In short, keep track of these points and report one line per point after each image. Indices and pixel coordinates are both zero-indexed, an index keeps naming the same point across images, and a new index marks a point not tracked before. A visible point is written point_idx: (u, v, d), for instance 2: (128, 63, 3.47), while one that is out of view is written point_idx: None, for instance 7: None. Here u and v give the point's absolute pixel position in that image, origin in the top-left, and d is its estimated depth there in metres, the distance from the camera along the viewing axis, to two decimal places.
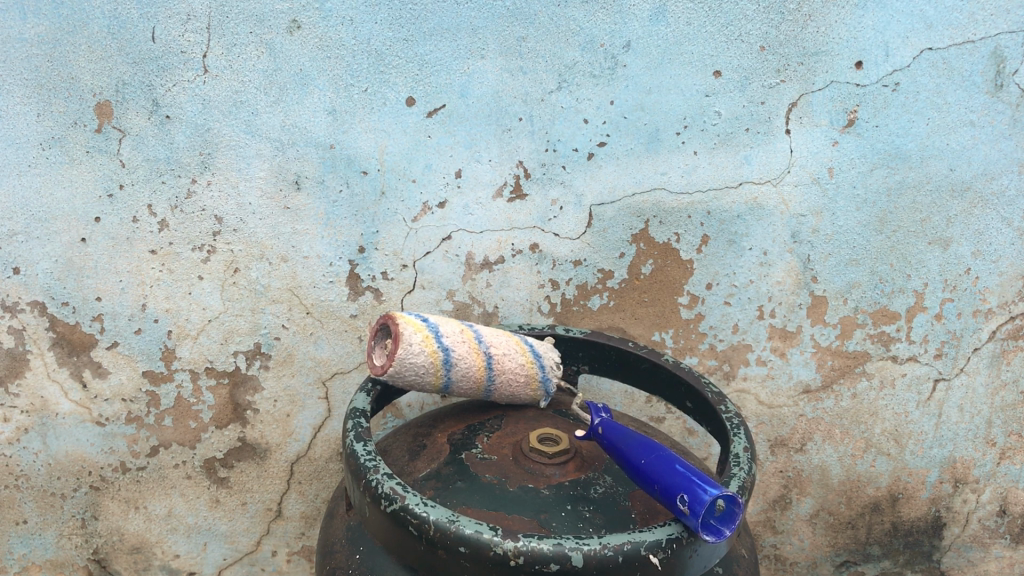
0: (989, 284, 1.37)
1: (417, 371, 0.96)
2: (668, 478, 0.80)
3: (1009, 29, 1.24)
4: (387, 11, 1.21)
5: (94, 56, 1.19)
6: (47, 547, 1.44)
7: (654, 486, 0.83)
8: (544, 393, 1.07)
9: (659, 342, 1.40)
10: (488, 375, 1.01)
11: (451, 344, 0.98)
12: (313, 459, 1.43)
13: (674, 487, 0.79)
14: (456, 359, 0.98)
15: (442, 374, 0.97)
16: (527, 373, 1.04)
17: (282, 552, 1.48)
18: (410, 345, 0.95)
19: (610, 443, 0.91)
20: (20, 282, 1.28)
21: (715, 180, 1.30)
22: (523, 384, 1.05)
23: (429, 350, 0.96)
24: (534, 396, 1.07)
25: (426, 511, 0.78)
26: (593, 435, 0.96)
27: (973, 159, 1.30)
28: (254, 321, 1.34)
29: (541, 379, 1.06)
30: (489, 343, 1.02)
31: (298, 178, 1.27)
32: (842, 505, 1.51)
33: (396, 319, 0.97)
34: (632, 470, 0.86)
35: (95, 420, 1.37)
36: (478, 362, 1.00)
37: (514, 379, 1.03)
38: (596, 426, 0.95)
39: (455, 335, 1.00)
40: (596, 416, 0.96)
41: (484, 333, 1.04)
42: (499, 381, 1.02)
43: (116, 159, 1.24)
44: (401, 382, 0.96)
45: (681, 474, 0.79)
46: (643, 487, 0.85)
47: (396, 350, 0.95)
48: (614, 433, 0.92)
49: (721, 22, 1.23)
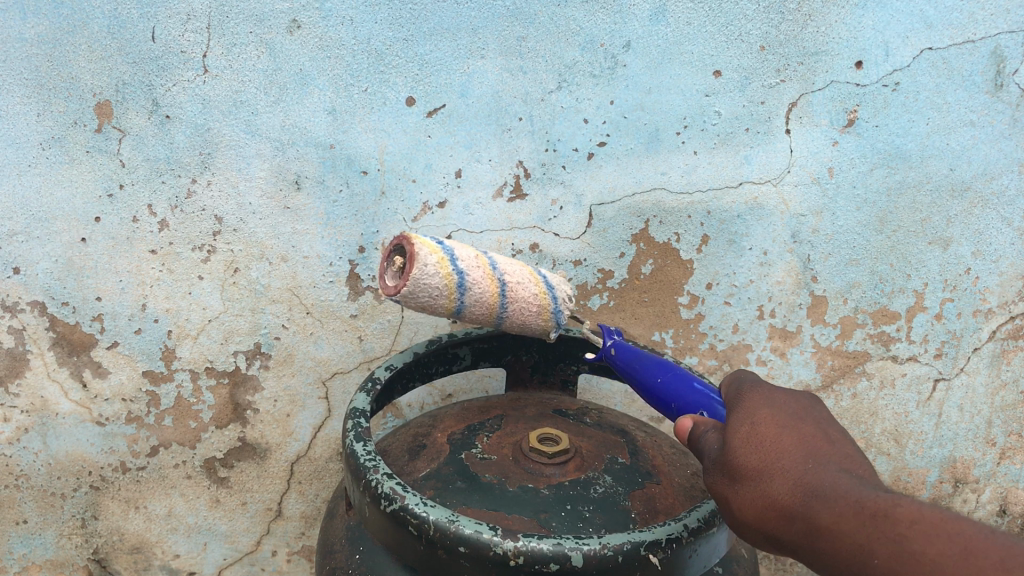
0: (989, 284, 1.37)
1: (432, 293, 0.87)
2: (685, 396, 0.86)
3: (1009, 29, 1.24)
4: (388, 11, 1.21)
5: (94, 56, 1.19)
6: (47, 547, 1.44)
7: (670, 404, 0.89)
8: (555, 324, 1.01)
9: (659, 342, 1.40)
10: (502, 303, 0.93)
11: (467, 268, 0.90)
12: (313, 459, 1.43)
13: (694, 404, 0.85)
14: (471, 284, 0.89)
15: (456, 298, 0.89)
16: (541, 305, 0.97)
17: (282, 552, 1.48)
18: (426, 267, 0.85)
19: (625, 364, 0.95)
20: (20, 282, 1.28)
21: (715, 180, 1.30)
22: (536, 315, 0.98)
23: (445, 273, 0.87)
24: (545, 327, 1.00)
25: (426, 511, 0.78)
26: (604, 356, 1.00)
27: (973, 159, 1.30)
28: (254, 321, 1.34)
29: (555, 312, 0.99)
30: (503, 270, 0.95)
31: (298, 178, 1.27)
32: None
33: (412, 240, 0.87)
34: (648, 388, 0.92)
35: (95, 420, 1.37)
36: (493, 289, 0.92)
37: (529, 310, 0.96)
38: (608, 347, 1.00)
39: (470, 259, 0.91)
40: (608, 338, 1.00)
41: (497, 259, 0.96)
42: (514, 311, 0.94)
43: (117, 159, 1.23)
44: (413, 302, 0.88)
45: (700, 392, 0.85)
46: (657, 404, 0.91)
47: (410, 270, 0.85)
48: (628, 352, 0.96)
49: (721, 22, 1.23)
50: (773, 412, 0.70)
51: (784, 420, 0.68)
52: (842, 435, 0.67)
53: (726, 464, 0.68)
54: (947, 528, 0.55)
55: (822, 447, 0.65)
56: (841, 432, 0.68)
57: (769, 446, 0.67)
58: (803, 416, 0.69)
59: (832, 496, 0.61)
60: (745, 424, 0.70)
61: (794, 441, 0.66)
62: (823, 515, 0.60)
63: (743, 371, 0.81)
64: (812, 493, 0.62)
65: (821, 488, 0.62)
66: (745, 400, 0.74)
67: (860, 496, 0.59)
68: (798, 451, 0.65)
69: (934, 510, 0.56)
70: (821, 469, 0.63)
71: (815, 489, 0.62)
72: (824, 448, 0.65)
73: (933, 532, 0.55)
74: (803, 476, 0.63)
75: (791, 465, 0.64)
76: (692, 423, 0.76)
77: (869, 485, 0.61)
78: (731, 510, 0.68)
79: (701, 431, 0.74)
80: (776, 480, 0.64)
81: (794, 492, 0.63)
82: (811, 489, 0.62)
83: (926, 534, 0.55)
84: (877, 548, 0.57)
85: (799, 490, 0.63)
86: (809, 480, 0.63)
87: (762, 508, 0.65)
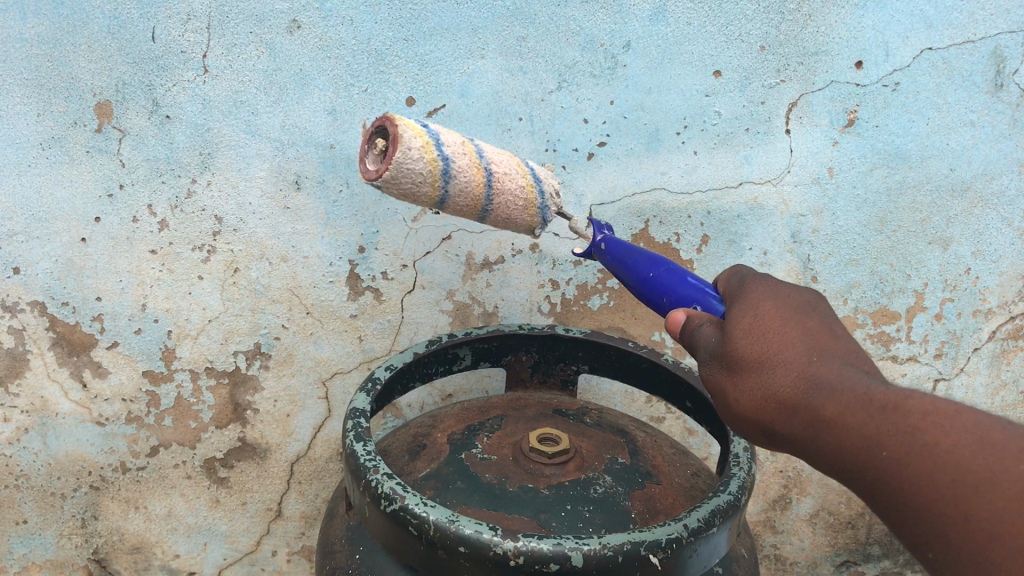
0: (989, 284, 1.37)
1: (415, 180, 0.78)
2: (679, 290, 0.83)
3: (1009, 29, 1.24)
4: (388, 11, 1.21)
5: (94, 56, 1.18)
6: (47, 547, 1.44)
7: (661, 298, 0.85)
8: (540, 222, 0.94)
9: (659, 342, 1.42)
10: (489, 195, 0.85)
11: (453, 154, 0.81)
12: (314, 459, 1.43)
13: (687, 298, 0.81)
14: (457, 171, 0.81)
15: (440, 187, 0.80)
16: (527, 198, 0.90)
17: (282, 552, 1.49)
18: (410, 151, 0.76)
19: (617, 257, 0.92)
20: (20, 282, 1.28)
21: (715, 180, 1.30)
22: (522, 210, 0.90)
23: (430, 159, 0.78)
24: (531, 224, 0.94)
25: (425, 511, 0.78)
26: (593, 251, 0.97)
27: (973, 159, 1.30)
28: (254, 321, 1.34)
29: (541, 207, 0.92)
30: (490, 160, 0.86)
31: (298, 178, 1.27)
32: (842, 506, 1.52)
33: (393, 121, 0.78)
34: (639, 282, 0.88)
35: (95, 420, 1.37)
36: (479, 178, 0.84)
37: (515, 203, 0.89)
38: (598, 243, 0.96)
39: (457, 145, 0.83)
40: (599, 233, 0.97)
41: (484, 147, 0.87)
42: (500, 204, 0.87)
43: (116, 159, 1.23)
44: (394, 189, 0.79)
45: (693, 286, 0.82)
46: (648, 298, 0.87)
47: (393, 154, 0.76)
48: (618, 247, 0.93)
49: (721, 22, 1.23)
50: (777, 308, 0.69)
51: (788, 315, 0.67)
52: (845, 330, 0.67)
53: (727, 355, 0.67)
54: (960, 420, 0.56)
55: (827, 341, 0.65)
56: (843, 327, 0.67)
57: (772, 340, 0.66)
58: (807, 311, 0.68)
59: (839, 387, 0.60)
60: (746, 315, 0.69)
61: (799, 335, 0.65)
62: (831, 406, 0.60)
63: (744, 266, 0.80)
64: (818, 385, 0.61)
65: (828, 379, 0.61)
66: (746, 297, 0.72)
67: (869, 388, 0.60)
68: (802, 344, 0.64)
69: (945, 403, 0.58)
70: (827, 362, 0.63)
71: (820, 382, 0.61)
72: (828, 343, 0.65)
73: (946, 423, 0.56)
74: (807, 367, 0.63)
75: (794, 356, 0.64)
76: (686, 316, 0.75)
77: (874, 378, 0.61)
78: (726, 403, 0.68)
79: (697, 324, 0.73)
80: (779, 372, 0.64)
81: (797, 383, 0.62)
82: (816, 380, 0.62)
83: (938, 425, 0.56)
84: (886, 438, 0.58)
85: (804, 381, 0.62)
86: (813, 371, 0.62)
87: (763, 400, 0.64)
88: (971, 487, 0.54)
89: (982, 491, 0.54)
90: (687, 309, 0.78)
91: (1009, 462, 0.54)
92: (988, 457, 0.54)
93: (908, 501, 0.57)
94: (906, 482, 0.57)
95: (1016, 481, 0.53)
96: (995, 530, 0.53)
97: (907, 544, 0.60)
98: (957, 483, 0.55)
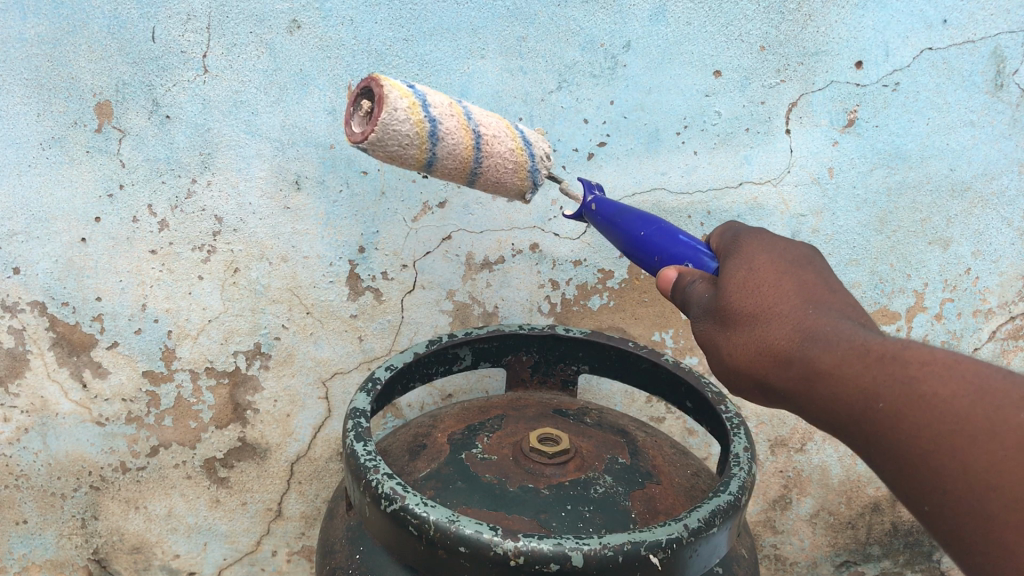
0: (989, 284, 1.38)
1: (401, 141, 0.78)
2: (671, 248, 0.83)
3: (1009, 29, 1.24)
4: (388, 11, 1.20)
5: (94, 56, 1.18)
6: (47, 547, 1.44)
7: (652, 256, 0.85)
8: (530, 185, 0.94)
9: (659, 342, 1.43)
10: (477, 157, 0.85)
11: (439, 115, 0.81)
12: (314, 459, 1.44)
13: (678, 257, 0.82)
14: (443, 133, 0.81)
15: (427, 149, 0.80)
16: (516, 161, 0.90)
17: (283, 552, 1.49)
18: (395, 111, 0.76)
19: (607, 217, 0.91)
20: (20, 282, 1.28)
21: (715, 180, 1.31)
22: (511, 173, 0.90)
23: (416, 120, 0.78)
24: (521, 187, 0.94)
25: (426, 511, 0.78)
26: (585, 213, 0.97)
27: (973, 159, 1.30)
28: (254, 321, 1.34)
29: (530, 169, 0.92)
30: (477, 122, 0.86)
31: (298, 178, 1.27)
32: (842, 506, 1.53)
33: (378, 81, 0.78)
34: (631, 241, 0.87)
35: (95, 420, 1.37)
36: (467, 140, 0.84)
37: (503, 166, 0.89)
38: (589, 203, 0.96)
39: (443, 107, 0.82)
40: (590, 195, 0.97)
41: (472, 109, 0.87)
42: (488, 167, 0.87)
43: (117, 159, 1.23)
44: (379, 152, 0.79)
45: (685, 244, 0.82)
46: (640, 257, 0.87)
47: (378, 114, 0.77)
48: (608, 207, 0.92)
49: (721, 22, 1.23)
50: (772, 261, 0.69)
51: (784, 268, 0.68)
52: (840, 283, 0.68)
53: (722, 310, 0.68)
54: (958, 369, 0.57)
55: (823, 295, 0.66)
56: (837, 280, 0.68)
57: (768, 293, 0.66)
58: (802, 264, 0.69)
59: (836, 339, 0.61)
60: (741, 270, 0.69)
61: (795, 288, 0.66)
62: (827, 358, 0.61)
63: (738, 222, 0.80)
64: (815, 337, 0.62)
65: (824, 332, 0.62)
66: (741, 250, 0.73)
67: (865, 340, 0.61)
68: (798, 298, 0.65)
69: (942, 354, 0.59)
70: (824, 316, 0.64)
71: (817, 334, 0.62)
72: (825, 296, 0.66)
73: (944, 372, 0.58)
74: (803, 320, 0.64)
75: (790, 310, 0.65)
76: (677, 274, 0.76)
77: (870, 331, 0.62)
78: (720, 356, 0.69)
79: (689, 280, 0.74)
80: (775, 325, 0.65)
81: (793, 336, 0.63)
82: (813, 333, 0.63)
83: (936, 375, 0.58)
84: (884, 388, 0.59)
85: (800, 334, 0.63)
86: (809, 324, 0.63)
87: (758, 352, 0.65)
88: (968, 436, 0.55)
89: (978, 440, 0.55)
90: (679, 266, 0.78)
91: (1006, 411, 0.54)
92: (986, 406, 0.55)
93: (903, 451, 0.58)
94: (902, 432, 0.58)
95: (1014, 429, 0.54)
96: (993, 478, 0.54)
97: (899, 495, 0.61)
98: (955, 432, 0.56)
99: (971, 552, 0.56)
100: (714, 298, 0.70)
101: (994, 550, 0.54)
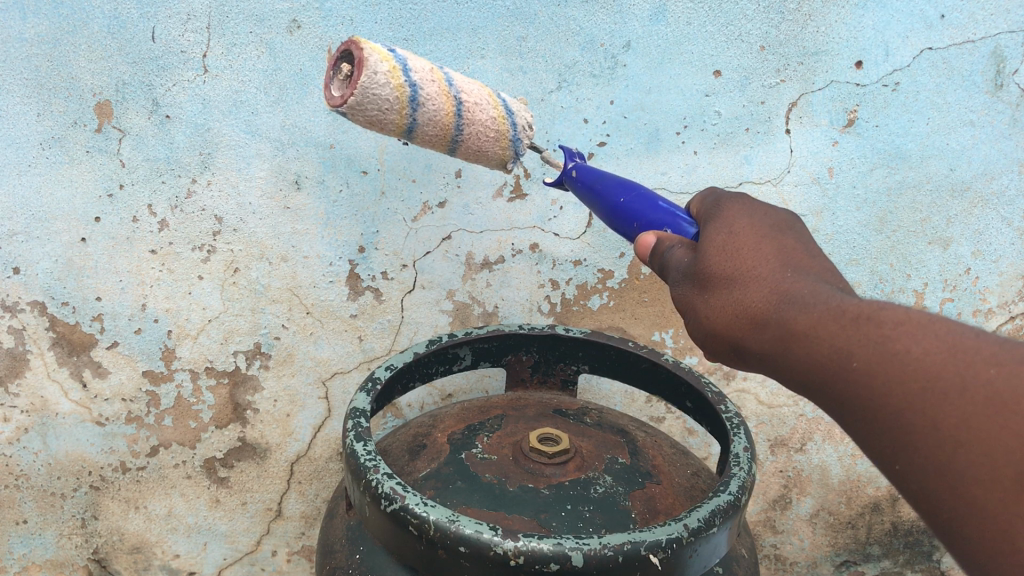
0: (989, 284, 1.38)
1: (381, 106, 0.78)
2: (650, 215, 0.82)
3: (1009, 29, 1.24)
4: (388, 11, 1.20)
5: (94, 56, 1.17)
6: (47, 547, 1.44)
7: (632, 223, 0.85)
8: (512, 155, 0.94)
9: (659, 342, 1.43)
10: (459, 124, 0.85)
11: (420, 81, 0.81)
12: (314, 459, 1.44)
13: (657, 223, 0.81)
14: (424, 99, 0.81)
15: (408, 114, 0.81)
16: (498, 129, 0.89)
17: (282, 552, 1.49)
18: (375, 75, 0.76)
19: (587, 184, 0.92)
20: (20, 282, 1.28)
21: (715, 180, 1.31)
22: (493, 142, 0.90)
23: (396, 84, 0.78)
24: (503, 158, 0.94)
25: (426, 511, 0.78)
26: (565, 179, 0.97)
27: (973, 159, 1.31)
28: (254, 321, 1.34)
29: (512, 139, 0.92)
30: (460, 88, 0.86)
31: (298, 178, 1.27)
32: (842, 506, 1.53)
33: (359, 44, 0.77)
34: (610, 209, 0.87)
35: (95, 420, 1.36)
36: (448, 107, 0.83)
37: (486, 135, 0.88)
38: (570, 170, 0.96)
39: (425, 73, 0.82)
40: (571, 161, 0.97)
41: (455, 76, 0.87)
42: (471, 134, 0.87)
43: (116, 159, 1.23)
44: (359, 116, 0.79)
45: (664, 210, 0.81)
46: (618, 224, 0.87)
47: (358, 77, 0.76)
48: (588, 174, 0.93)
49: (721, 22, 1.23)
50: (752, 225, 0.67)
51: (763, 232, 0.66)
52: (820, 249, 0.66)
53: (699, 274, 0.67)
54: (932, 328, 0.55)
55: (802, 258, 0.64)
56: (819, 246, 0.66)
57: (747, 256, 0.65)
58: (783, 230, 0.67)
59: (812, 301, 0.60)
60: (720, 234, 0.68)
61: (774, 251, 0.64)
62: (801, 319, 0.60)
63: (719, 187, 0.77)
64: (791, 299, 0.61)
65: (801, 295, 0.61)
66: (722, 215, 0.71)
67: (841, 301, 0.59)
68: (777, 262, 0.64)
69: (917, 313, 0.57)
70: (801, 279, 0.62)
71: (793, 297, 0.61)
72: (803, 260, 0.64)
73: (918, 331, 0.55)
74: (780, 283, 0.62)
75: (768, 273, 0.63)
76: (657, 239, 0.74)
77: (847, 294, 0.60)
78: (698, 321, 0.67)
79: (668, 247, 0.72)
80: (752, 288, 0.63)
81: (769, 299, 0.62)
82: (790, 295, 0.61)
83: (910, 333, 0.56)
84: (858, 348, 0.57)
85: (776, 296, 0.62)
86: (786, 287, 0.62)
87: (734, 315, 0.63)
88: (938, 394, 0.53)
89: (949, 397, 0.53)
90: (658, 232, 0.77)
91: (976, 365, 0.53)
92: (957, 363, 0.53)
93: (875, 412, 0.57)
94: (874, 392, 0.56)
95: (984, 386, 0.52)
96: (963, 437, 0.52)
97: (873, 459, 0.59)
98: (927, 391, 0.54)
99: (943, 513, 0.55)
100: (692, 262, 0.68)
101: (965, 510, 0.53)
